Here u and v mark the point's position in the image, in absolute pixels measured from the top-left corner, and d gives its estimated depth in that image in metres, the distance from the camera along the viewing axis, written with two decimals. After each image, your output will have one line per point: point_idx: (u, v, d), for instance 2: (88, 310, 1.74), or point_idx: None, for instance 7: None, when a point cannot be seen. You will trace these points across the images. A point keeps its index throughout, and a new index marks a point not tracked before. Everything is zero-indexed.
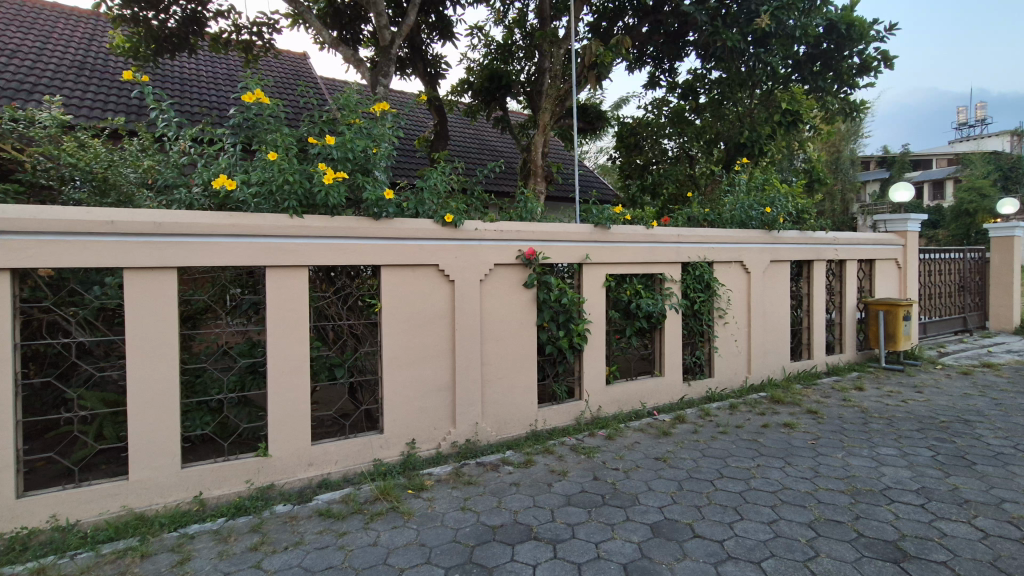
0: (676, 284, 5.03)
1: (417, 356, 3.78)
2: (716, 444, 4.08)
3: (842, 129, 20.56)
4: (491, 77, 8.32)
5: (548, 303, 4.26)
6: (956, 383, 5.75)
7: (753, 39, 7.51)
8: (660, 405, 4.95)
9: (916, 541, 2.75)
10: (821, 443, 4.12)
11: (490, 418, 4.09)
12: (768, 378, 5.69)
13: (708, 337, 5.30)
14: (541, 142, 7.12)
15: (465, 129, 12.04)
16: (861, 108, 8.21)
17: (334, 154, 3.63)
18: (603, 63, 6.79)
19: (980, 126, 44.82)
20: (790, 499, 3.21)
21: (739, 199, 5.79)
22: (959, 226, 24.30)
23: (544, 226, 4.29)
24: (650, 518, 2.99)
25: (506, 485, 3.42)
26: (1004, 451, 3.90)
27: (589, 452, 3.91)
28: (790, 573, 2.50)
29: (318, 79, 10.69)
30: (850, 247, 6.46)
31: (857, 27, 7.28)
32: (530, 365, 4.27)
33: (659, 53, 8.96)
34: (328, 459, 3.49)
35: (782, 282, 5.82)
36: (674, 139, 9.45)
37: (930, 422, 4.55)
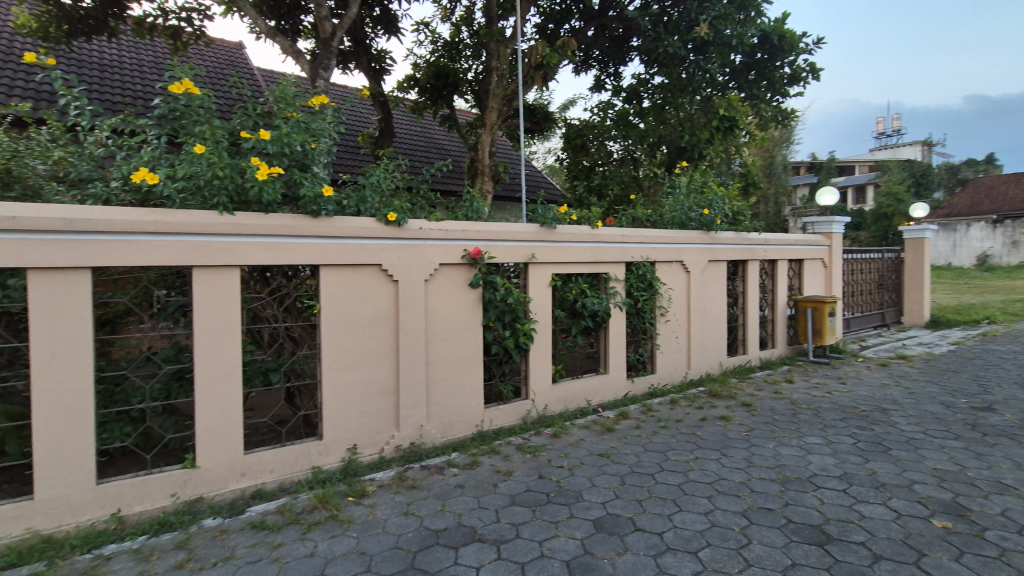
0: (620, 283, 5.14)
1: (359, 359, 3.67)
2: (658, 439, 4.19)
3: (776, 136, 21.77)
4: (437, 74, 8.22)
5: (494, 303, 4.25)
6: (874, 374, 6.18)
7: (692, 47, 7.82)
8: (605, 402, 5.04)
9: (838, 524, 2.93)
10: (754, 434, 4.31)
11: (435, 420, 4.02)
12: (706, 373, 5.92)
13: (651, 335, 5.44)
14: (488, 141, 7.11)
15: (411, 127, 11.81)
16: (791, 117, 8.72)
17: (269, 149, 3.47)
18: (549, 64, 6.85)
19: (896, 136, 48.54)
20: (726, 489, 3.34)
21: (680, 201, 6.01)
22: (878, 227, 26.20)
23: (489, 226, 4.26)
24: (593, 514, 3.03)
25: (451, 488, 3.37)
26: (915, 436, 4.22)
27: (535, 451, 3.93)
28: (724, 561, 2.60)
29: (254, 71, 10.21)
30: (781, 248, 6.82)
31: (788, 39, 7.80)
32: (476, 365, 4.23)
33: (604, 57, 9.15)
34: (262, 468, 3.33)
35: (719, 281, 6.06)
36: (619, 142, 9.61)
37: (852, 411, 4.87)
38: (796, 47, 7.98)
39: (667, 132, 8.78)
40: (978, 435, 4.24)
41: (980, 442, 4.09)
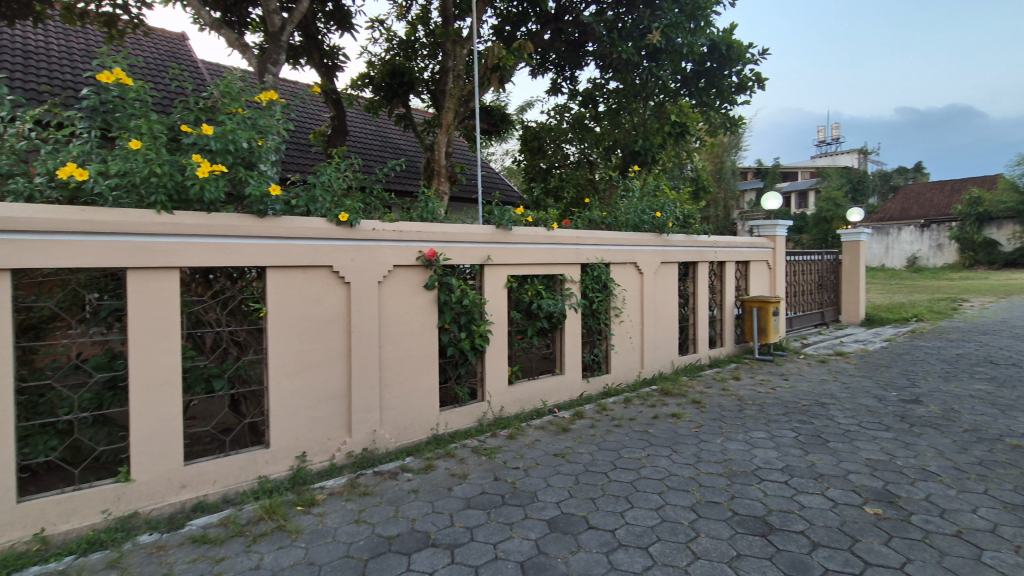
0: (575, 284, 5.21)
1: (309, 363, 3.56)
2: (611, 437, 4.27)
3: (725, 142, 22.62)
4: (393, 73, 8.10)
5: (449, 304, 4.22)
6: (814, 371, 6.50)
7: (646, 54, 7.97)
8: (561, 402, 5.09)
9: (780, 514, 3.06)
10: (703, 430, 4.46)
11: (389, 424, 3.95)
12: (659, 372, 6.08)
13: (605, 335, 5.54)
14: (445, 142, 7.07)
15: (366, 126, 11.61)
16: (738, 124, 9.07)
17: (211, 146, 3.32)
18: (505, 67, 6.86)
19: (835, 144, 51.34)
20: (676, 485, 3.44)
21: (634, 204, 6.14)
22: (819, 231, 27.59)
23: (444, 227, 4.23)
24: (548, 514, 3.05)
25: (405, 493, 3.32)
26: (850, 428, 4.47)
27: (490, 453, 3.92)
28: (673, 555, 2.66)
29: (198, 64, 9.77)
30: (728, 250, 7.09)
31: (735, 48, 8.07)
32: (432, 368, 4.19)
33: (560, 60, 9.25)
34: (204, 479, 3.19)
35: (671, 282, 6.23)
36: (575, 145, 9.84)
37: (794, 406, 5.10)
38: (743, 57, 8.29)
39: (621, 136, 8.97)
40: (906, 426, 4.53)
41: (907, 432, 4.37)
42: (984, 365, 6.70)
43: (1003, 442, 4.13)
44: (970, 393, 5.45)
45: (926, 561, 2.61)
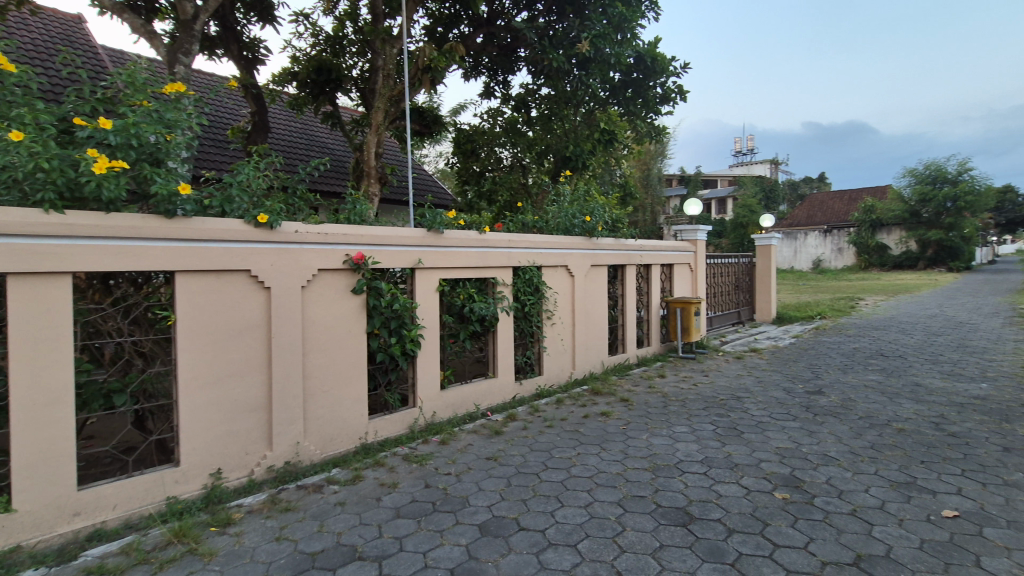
0: (508, 287, 5.24)
1: (225, 374, 3.35)
2: (543, 438, 4.33)
3: (651, 150, 23.70)
4: (319, 68, 7.79)
5: (378, 309, 4.12)
6: (732, 367, 6.93)
7: (577, 62, 8.13)
8: (494, 405, 5.10)
9: (699, 504, 3.22)
10: (630, 427, 4.62)
11: (314, 436, 3.79)
12: (589, 372, 6.24)
13: (538, 337, 5.61)
14: (374, 142, 6.94)
15: (291, 123, 11.13)
16: (663, 133, 9.54)
17: (110, 140, 3.05)
18: (436, 68, 6.80)
19: (750, 155, 55.19)
20: (604, 482, 3.53)
21: (564, 208, 6.28)
22: (737, 235, 29.47)
23: (373, 230, 4.12)
24: (478, 518, 3.04)
25: (330, 507, 3.19)
26: (763, 420, 4.79)
27: (421, 459, 3.86)
28: (601, 551, 2.73)
29: (98, 50, 8.97)
30: (654, 253, 7.41)
31: (660, 61, 8.44)
32: (360, 375, 4.06)
33: (493, 65, 9.33)
34: (103, 505, 2.91)
35: (600, 285, 6.42)
36: (508, 149, 9.90)
37: (713, 401, 5.40)
38: (667, 70, 8.70)
39: (553, 142, 9.14)
40: (811, 415, 4.92)
41: (811, 421, 4.76)
42: (876, 357, 7.42)
43: (890, 426, 4.59)
44: (864, 383, 6.01)
45: (826, 539, 2.84)
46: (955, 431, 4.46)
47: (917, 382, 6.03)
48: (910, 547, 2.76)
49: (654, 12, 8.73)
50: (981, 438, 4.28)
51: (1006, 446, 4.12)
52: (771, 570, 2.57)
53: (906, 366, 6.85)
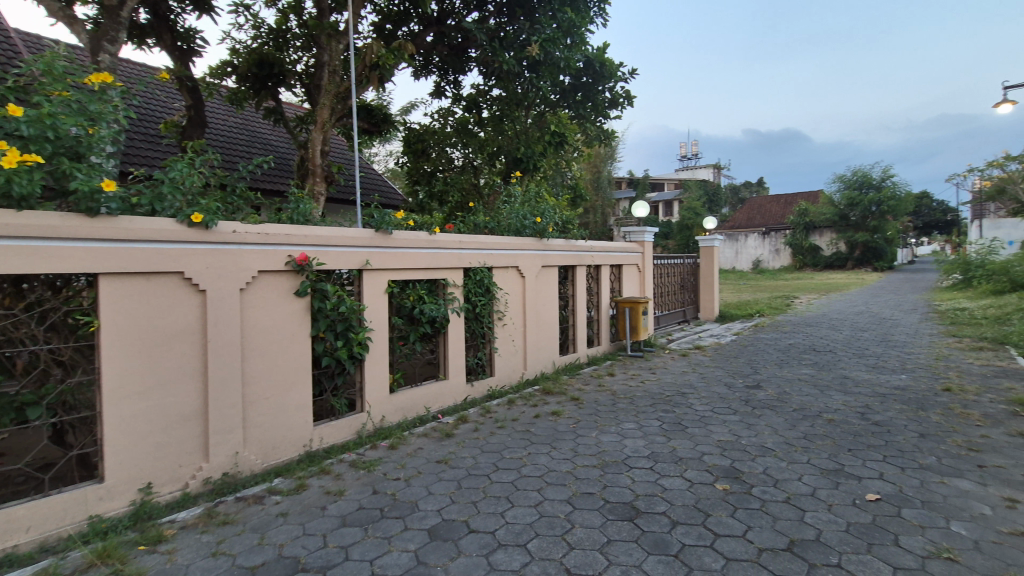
0: (458, 288, 5.21)
1: (155, 383, 3.16)
2: (494, 439, 4.33)
3: (602, 153, 24.22)
4: (260, 62, 7.52)
5: (323, 312, 4.00)
6: (677, 364, 7.18)
7: (527, 64, 8.14)
8: (445, 407, 5.06)
9: (645, 498, 3.31)
10: (580, 425, 4.70)
11: (254, 444, 3.64)
12: (540, 372, 6.29)
13: (489, 338, 5.61)
14: (320, 140, 6.75)
15: (230, 119, 10.64)
16: (611, 137, 9.77)
17: (23, 131, 2.81)
18: (384, 66, 6.68)
19: (694, 159, 57.40)
20: (554, 480, 3.57)
21: (515, 208, 6.29)
22: (683, 237, 30.52)
23: (317, 230, 3.99)
24: (428, 523, 3.01)
25: (272, 518, 3.07)
26: (706, 414, 4.98)
27: (369, 465, 3.77)
28: (551, 549, 2.75)
29: (12, 34, 8.26)
30: (603, 254, 7.56)
31: (607, 67, 8.73)
32: (305, 381, 3.93)
33: (444, 64, 9.26)
34: (14, 528, 2.67)
35: (551, 286, 6.49)
36: (459, 149, 9.84)
37: (659, 397, 5.57)
38: (615, 75, 8.96)
39: (504, 143, 9.01)
40: (749, 408, 5.16)
41: (750, 414, 4.99)
42: (809, 352, 7.87)
43: (821, 417, 4.87)
44: (798, 377, 6.36)
45: (763, 527, 2.98)
46: (878, 419, 4.80)
47: (845, 375, 6.44)
48: (838, 530, 2.94)
49: (602, 18, 8.92)
50: (900, 426, 4.62)
51: (922, 433, 4.46)
52: (712, 559, 2.67)
53: (836, 360, 7.30)
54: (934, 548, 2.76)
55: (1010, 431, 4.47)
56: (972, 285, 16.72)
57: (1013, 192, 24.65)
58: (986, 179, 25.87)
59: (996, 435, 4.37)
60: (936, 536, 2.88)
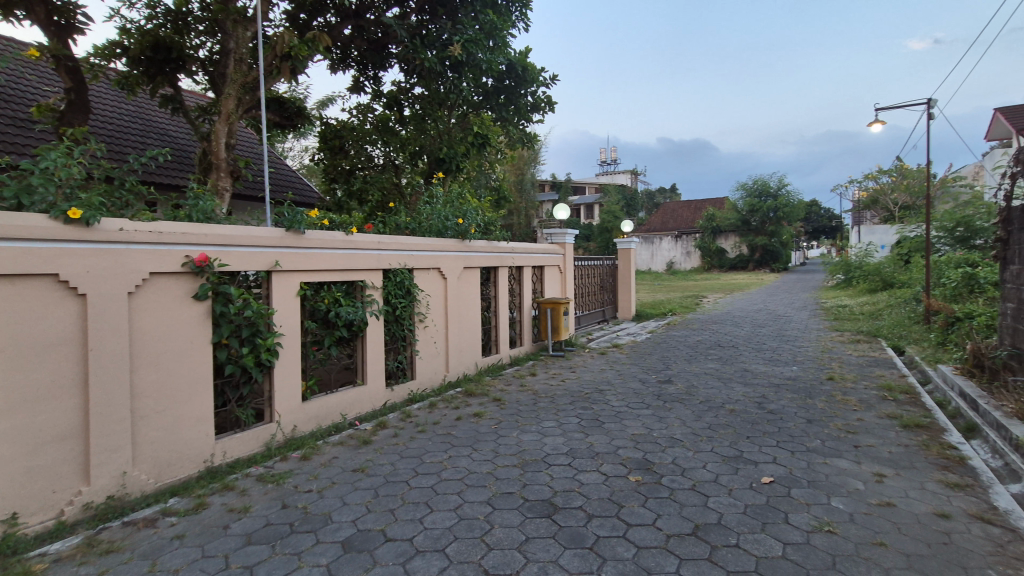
0: (377, 291, 5.05)
1: (20, 401, 2.79)
2: (414, 444, 4.25)
3: (526, 155, 24.60)
4: (156, 46, 6.93)
5: (227, 317, 3.72)
6: (596, 362, 7.44)
7: (449, 64, 8.08)
8: (362, 414, 4.90)
9: (563, 494, 3.39)
10: (501, 426, 4.73)
11: (146, 463, 3.32)
12: (463, 374, 6.26)
13: (409, 341, 5.50)
14: (224, 132, 6.32)
15: (119, 105, 9.69)
16: (534, 140, 9.94)
17: None
18: (297, 57, 6.37)
19: (613, 164, 59.82)
20: (474, 482, 3.57)
21: (437, 209, 6.22)
22: (603, 239, 31.69)
23: (219, 229, 3.71)
24: (342, 535, 2.89)
25: (165, 542, 2.82)
26: (621, 410, 5.20)
27: (278, 479, 3.56)
28: (470, 552, 2.74)
29: None
30: (525, 256, 7.66)
31: (530, 71, 8.84)
32: (204, 391, 3.64)
33: (362, 59, 8.99)
34: None
35: (473, 287, 6.47)
36: (379, 148, 9.58)
37: (579, 395, 5.74)
38: (537, 80, 9.12)
39: (427, 143, 9.02)
40: (661, 402, 5.45)
41: (661, 408, 5.27)
42: (714, 347, 8.44)
43: (724, 408, 5.24)
44: (705, 371, 6.81)
45: (671, 514, 3.15)
46: (772, 408, 5.24)
47: (745, 368, 6.98)
48: (737, 513, 3.17)
49: (523, 23, 9.03)
50: (791, 413, 5.07)
51: (809, 419, 4.93)
52: (625, 548, 2.78)
53: (738, 355, 7.89)
54: (817, 522, 3.06)
55: (880, 414, 5.05)
56: (852, 284, 18.76)
57: (884, 203, 27.98)
58: (863, 190, 29.11)
59: (869, 418, 4.92)
60: (819, 512, 3.18)
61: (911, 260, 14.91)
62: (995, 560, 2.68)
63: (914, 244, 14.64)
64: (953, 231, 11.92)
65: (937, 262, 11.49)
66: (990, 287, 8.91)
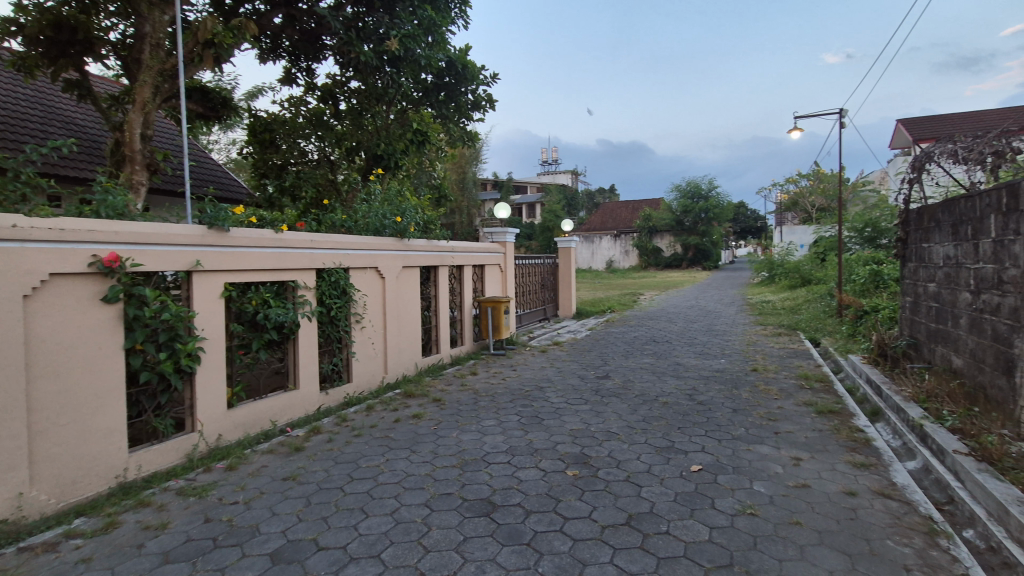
0: (310, 291, 4.86)
1: None
2: (350, 449, 4.14)
3: (467, 154, 24.49)
4: (57, 26, 6.30)
5: (141, 320, 3.46)
6: (537, 360, 7.53)
7: (387, 59, 7.91)
8: (295, 420, 4.71)
9: (502, 492, 3.41)
10: (441, 426, 4.69)
11: (46, 482, 3.04)
12: (402, 375, 6.16)
13: (345, 343, 5.34)
14: (140, 122, 5.90)
15: (15, 89, 8.81)
16: (475, 138, 9.88)
17: None
18: (221, 44, 6.02)
19: (555, 165, 60.71)
20: (412, 484, 3.52)
21: (374, 207, 6.07)
22: (545, 238, 32.10)
23: (132, 226, 3.45)
24: (270, 547, 2.77)
25: (68, 567, 2.59)
26: (560, 406, 5.29)
27: (200, 491, 3.36)
28: (406, 556, 2.70)
29: None
30: (466, 255, 7.64)
31: (470, 69, 8.75)
32: (116, 401, 3.37)
33: (294, 49, 8.64)
34: None
35: (412, 287, 6.37)
36: (313, 142, 9.25)
37: (519, 393, 5.79)
38: (477, 78, 9.02)
39: (364, 138, 8.78)
40: (599, 397, 5.59)
41: (599, 403, 5.41)
42: (650, 343, 8.76)
43: (658, 401, 5.46)
44: (640, 366, 7.05)
45: (606, 506, 3.23)
46: (702, 399, 5.50)
47: (678, 362, 7.29)
48: (668, 501, 3.30)
49: (463, 20, 8.96)
50: (718, 404, 5.36)
51: (735, 408, 5.22)
52: (561, 542, 2.83)
53: (671, 349, 8.24)
54: (741, 506, 3.24)
55: (797, 401, 5.43)
56: (775, 281, 20.01)
57: (804, 205, 30.00)
58: (785, 193, 31.12)
59: (788, 406, 5.28)
60: (742, 496, 3.38)
61: (827, 259, 16.10)
62: (893, 531, 2.95)
63: (830, 243, 15.80)
64: (862, 231, 12.98)
65: (848, 261, 12.48)
66: (892, 283, 9.77)
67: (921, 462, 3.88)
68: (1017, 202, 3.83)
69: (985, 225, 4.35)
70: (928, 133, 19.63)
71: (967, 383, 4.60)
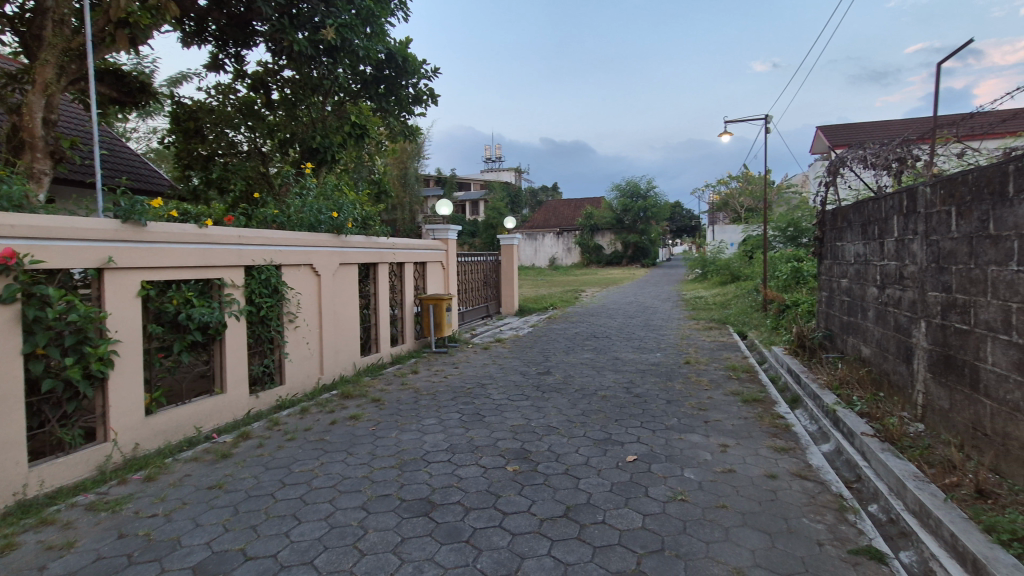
0: (238, 290, 4.62)
1: None
2: (282, 453, 3.97)
3: (408, 150, 24.00)
4: None
5: (43, 323, 3.16)
6: (479, 357, 7.53)
7: (323, 49, 7.63)
8: (221, 425, 4.47)
9: (441, 491, 3.39)
10: (380, 427, 4.60)
11: None
12: (339, 375, 5.97)
13: (278, 343, 5.12)
14: (40, 105, 5.40)
15: None
16: (416, 134, 9.73)
17: None
18: (137, 25, 5.60)
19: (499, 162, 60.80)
20: (348, 487, 3.43)
21: (309, 201, 5.85)
22: (488, 235, 32.10)
23: (33, 219, 3.15)
24: (192, 560, 2.61)
25: None
26: (502, 402, 5.32)
27: (113, 505, 3.12)
28: (341, 561, 2.63)
29: None
30: (407, 252, 7.53)
31: (410, 62, 8.58)
32: (13, 411, 3.06)
33: (221, 34, 8.18)
34: None
35: (349, 284, 6.19)
36: (243, 133, 8.87)
37: (460, 390, 5.77)
38: (418, 72, 8.88)
39: (299, 130, 8.41)
40: (540, 393, 5.67)
41: (539, 398, 5.48)
42: (590, 338, 8.96)
43: (597, 395, 5.60)
44: (580, 361, 7.21)
45: (545, 499, 3.28)
46: (638, 392, 5.70)
47: (616, 356, 7.50)
48: (604, 491, 3.40)
49: (403, 12, 8.77)
50: (654, 396, 5.57)
51: (668, 400, 5.45)
52: (500, 537, 2.85)
53: (610, 344, 8.48)
54: (672, 493, 3.38)
55: (725, 391, 5.74)
56: (707, 279, 21.01)
57: (734, 205, 31.61)
58: (717, 194, 32.71)
59: (717, 396, 5.56)
60: (674, 483, 3.53)
61: (754, 256, 17.09)
62: (809, 509, 3.18)
63: (756, 242, 16.76)
64: (785, 230, 13.85)
65: (774, 259, 13.27)
66: (811, 279, 10.49)
67: (834, 445, 4.20)
68: (916, 205, 4.21)
69: (888, 225, 4.76)
70: (842, 140, 21.21)
71: (874, 370, 5.03)
